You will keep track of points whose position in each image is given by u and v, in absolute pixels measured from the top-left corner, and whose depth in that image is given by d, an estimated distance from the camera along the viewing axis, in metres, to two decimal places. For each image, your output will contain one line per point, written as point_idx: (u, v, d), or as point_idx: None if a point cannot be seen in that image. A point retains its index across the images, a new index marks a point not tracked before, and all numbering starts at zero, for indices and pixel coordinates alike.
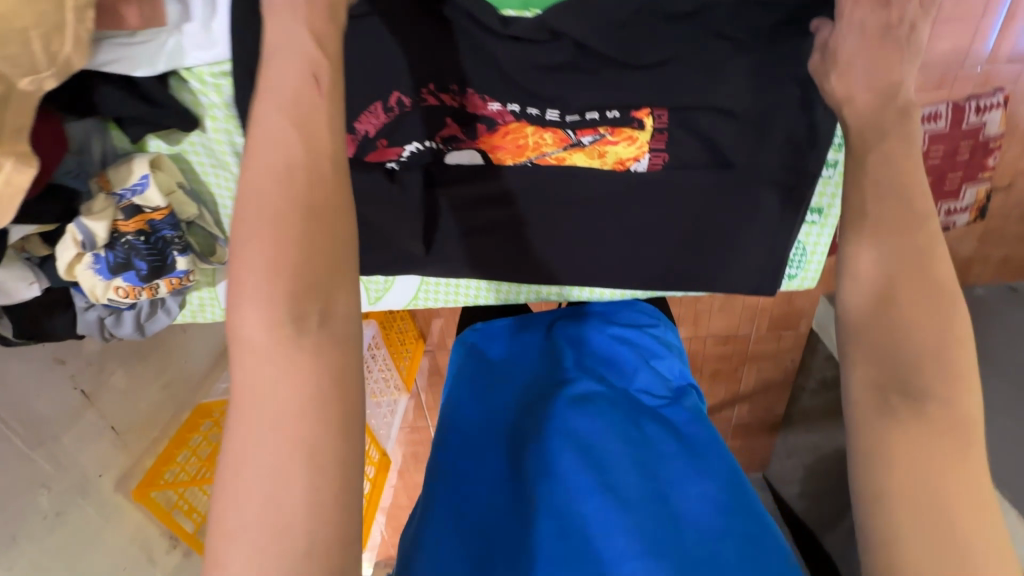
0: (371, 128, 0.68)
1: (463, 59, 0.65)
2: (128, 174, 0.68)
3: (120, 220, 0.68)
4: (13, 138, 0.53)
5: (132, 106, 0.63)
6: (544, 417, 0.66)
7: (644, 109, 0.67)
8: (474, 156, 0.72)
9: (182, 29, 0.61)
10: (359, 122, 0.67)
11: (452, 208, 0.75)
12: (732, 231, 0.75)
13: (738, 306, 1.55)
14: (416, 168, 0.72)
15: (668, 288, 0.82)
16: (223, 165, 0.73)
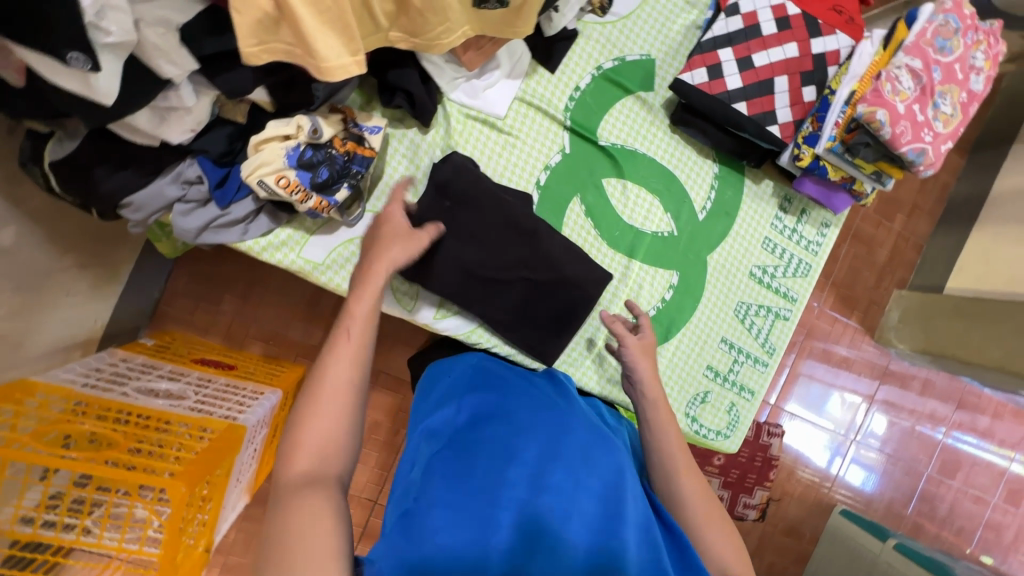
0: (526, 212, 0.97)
1: (601, 195, 1.01)
2: (367, 119, 0.86)
3: (340, 138, 0.81)
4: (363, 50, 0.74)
5: (416, 85, 0.86)
6: (565, 431, 0.75)
7: (671, 274, 1.05)
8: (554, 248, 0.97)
9: (469, 80, 0.91)
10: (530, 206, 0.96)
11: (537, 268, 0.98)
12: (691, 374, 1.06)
13: None
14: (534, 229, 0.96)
15: None
16: (409, 158, 0.93)
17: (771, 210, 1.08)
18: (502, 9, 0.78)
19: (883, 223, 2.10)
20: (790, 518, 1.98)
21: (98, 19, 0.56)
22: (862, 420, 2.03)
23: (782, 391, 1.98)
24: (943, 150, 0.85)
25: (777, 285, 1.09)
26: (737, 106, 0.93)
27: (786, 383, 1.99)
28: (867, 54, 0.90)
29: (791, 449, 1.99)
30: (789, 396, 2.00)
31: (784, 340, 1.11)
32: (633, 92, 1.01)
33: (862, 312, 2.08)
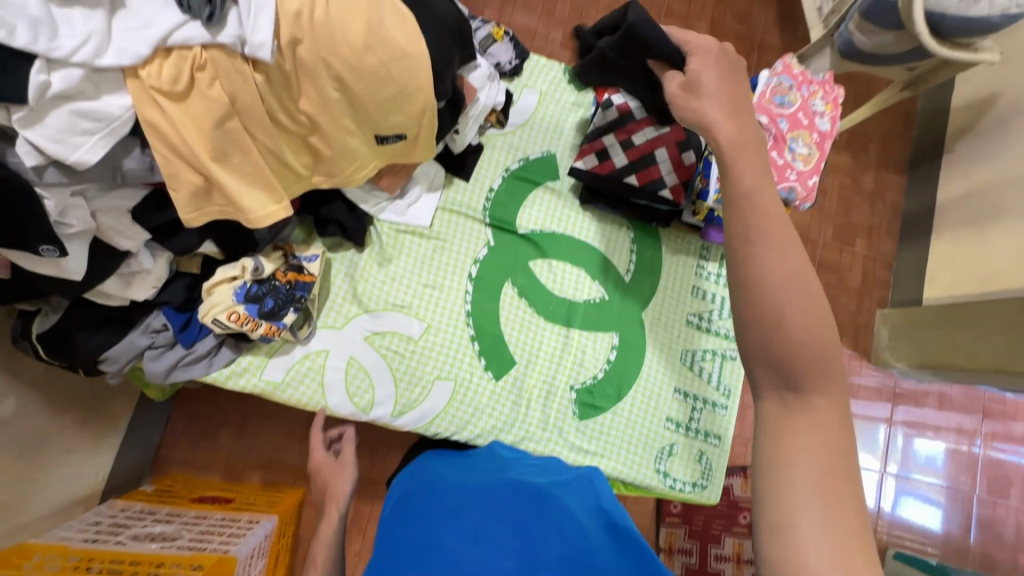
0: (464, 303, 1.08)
1: (530, 275, 1.11)
2: (306, 250, 0.99)
3: (281, 270, 0.94)
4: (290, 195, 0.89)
5: (345, 215, 1.00)
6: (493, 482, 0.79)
7: (610, 334, 1.12)
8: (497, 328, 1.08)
9: (393, 201, 1.05)
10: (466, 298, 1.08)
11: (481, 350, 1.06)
12: (651, 428, 1.09)
13: None
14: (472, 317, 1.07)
15: (607, 463, 1.06)
16: (351, 275, 1.05)
17: (692, 260, 1.17)
18: (401, 141, 0.93)
19: (844, 249, 2.14)
20: None
21: (62, 217, 0.70)
22: (887, 438, 1.94)
23: None
24: (812, 183, 0.95)
25: (717, 328, 1.14)
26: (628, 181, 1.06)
27: None
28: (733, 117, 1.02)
29: None
30: None
31: (737, 379, 1.14)
32: (541, 184, 1.14)
33: (850, 338, 2.07)
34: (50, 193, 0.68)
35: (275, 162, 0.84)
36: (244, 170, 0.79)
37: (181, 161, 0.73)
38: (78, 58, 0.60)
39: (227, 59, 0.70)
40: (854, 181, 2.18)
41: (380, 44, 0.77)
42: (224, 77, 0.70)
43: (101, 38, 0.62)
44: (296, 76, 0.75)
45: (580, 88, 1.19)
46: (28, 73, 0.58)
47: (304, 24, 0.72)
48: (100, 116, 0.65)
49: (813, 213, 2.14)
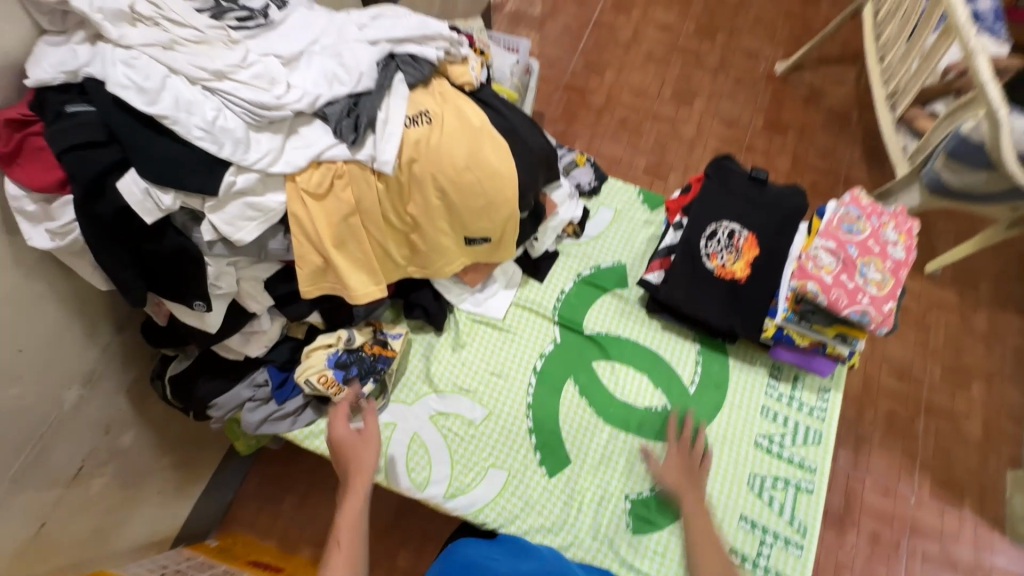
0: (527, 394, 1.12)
1: (591, 375, 1.15)
2: (392, 328, 1.13)
3: (369, 343, 1.07)
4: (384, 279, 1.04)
5: (430, 301, 1.13)
6: None
7: (670, 445, 1.09)
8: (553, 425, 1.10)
9: (473, 293, 1.18)
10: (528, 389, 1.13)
11: (537, 442, 1.09)
12: None
13: None
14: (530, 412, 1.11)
15: None
16: (426, 355, 1.15)
17: (762, 378, 1.14)
18: (486, 243, 1.07)
19: (959, 393, 1.87)
20: None
21: (215, 281, 0.89)
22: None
23: None
24: (888, 309, 0.94)
25: (788, 454, 1.07)
26: (699, 278, 1.10)
27: None
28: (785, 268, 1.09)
29: None
30: None
31: (815, 517, 1.03)
32: (609, 290, 1.22)
33: (975, 500, 1.75)
34: (212, 262, 0.87)
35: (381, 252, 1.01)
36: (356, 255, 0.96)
37: (309, 245, 0.91)
38: (257, 166, 0.81)
39: (360, 171, 0.90)
40: (965, 319, 1.95)
41: (478, 165, 0.94)
42: (355, 185, 0.90)
43: (276, 155, 0.83)
44: (408, 186, 0.94)
45: (652, 208, 1.30)
46: (223, 175, 0.80)
47: (422, 149, 0.91)
48: (262, 208, 0.85)
49: (915, 348, 1.92)
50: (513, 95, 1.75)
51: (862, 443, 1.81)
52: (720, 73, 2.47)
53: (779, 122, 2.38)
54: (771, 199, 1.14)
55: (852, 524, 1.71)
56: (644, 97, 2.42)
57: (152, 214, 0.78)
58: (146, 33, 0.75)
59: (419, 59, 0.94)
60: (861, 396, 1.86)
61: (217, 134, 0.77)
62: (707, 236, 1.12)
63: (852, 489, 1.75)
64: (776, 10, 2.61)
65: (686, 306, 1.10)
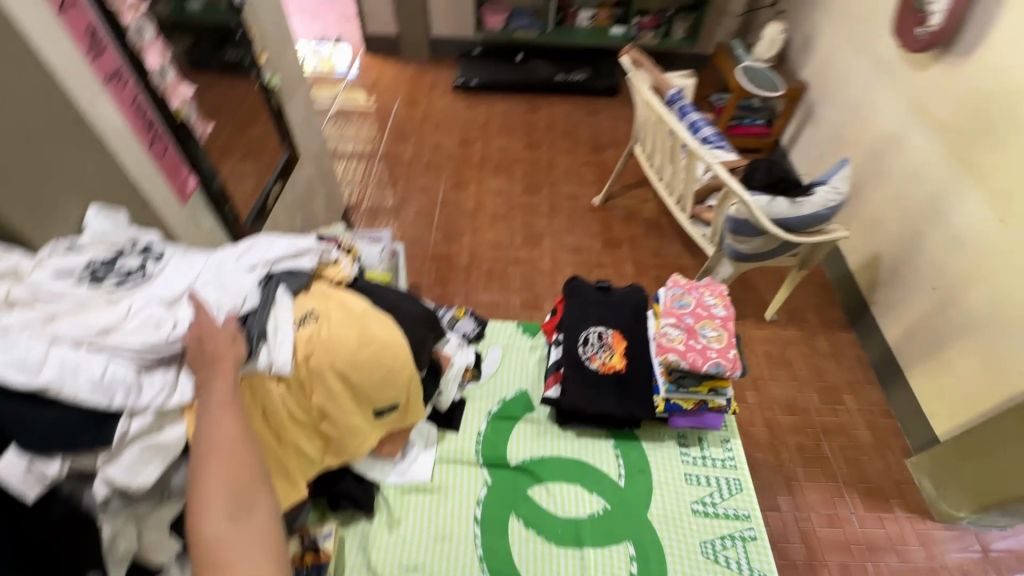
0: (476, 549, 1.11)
1: (530, 504, 1.17)
2: (321, 529, 1.07)
3: (299, 555, 1.02)
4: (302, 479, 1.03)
5: (355, 486, 1.12)
6: None
7: (623, 544, 1.12)
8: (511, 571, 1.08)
9: (396, 464, 1.19)
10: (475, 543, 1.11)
11: None
12: None
13: None
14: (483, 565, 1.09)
15: None
16: (363, 547, 1.10)
17: (674, 450, 1.26)
18: (395, 411, 1.13)
19: (838, 407, 2.15)
20: None
21: (112, 543, 0.82)
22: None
23: None
24: (733, 355, 1.16)
25: (723, 510, 1.16)
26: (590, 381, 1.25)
27: None
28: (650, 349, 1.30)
29: None
30: None
31: (769, 560, 1.10)
32: (520, 417, 1.31)
33: (898, 497, 1.93)
34: (108, 521, 0.82)
35: (294, 453, 1.02)
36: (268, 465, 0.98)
37: None
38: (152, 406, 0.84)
39: (258, 381, 0.95)
40: (812, 346, 2.33)
41: (369, 342, 1.04)
42: (255, 396, 0.95)
43: (171, 390, 0.86)
44: (309, 381, 1.00)
45: (533, 334, 1.49)
46: (117, 425, 0.80)
47: (315, 344, 1.01)
48: (159, 446, 0.85)
49: (789, 384, 2.22)
50: (387, 276, 1.94)
51: (792, 483, 1.95)
52: (554, 215, 2.99)
53: (612, 239, 2.88)
54: (619, 298, 1.39)
55: (822, 566, 1.77)
56: (502, 248, 2.80)
57: (33, 489, 0.72)
58: (22, 316, 0.80)
59: (295, 271, 1.08)
60: (771, 440, 2.06)
61: (109, 388, 0.80)
62: (582, 343, 1.31)
63: (805, 530, 1.84)
64: (577, 161, 3.31)
65: (590, 408, 1.22)
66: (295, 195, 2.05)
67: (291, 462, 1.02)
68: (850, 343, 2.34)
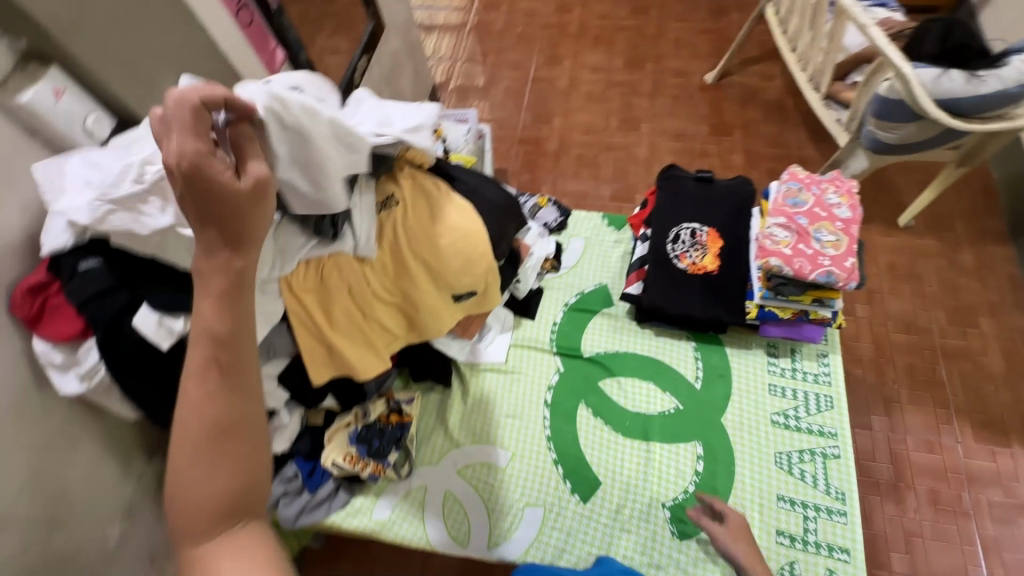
0: (545, 428, 1.16)
1: (599, 395, 1.19)
2: (404, 395, 1.19)
3: (384, 414, 1.14)
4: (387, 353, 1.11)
5: (434, 360, 1.19)
6: None
7: (690, 443, 1.12)
8: (575, 453, 1.13)
9: (475, 345, 1.24)
10: (543, 423, 1.17)
11: (563, 469, 1.12)
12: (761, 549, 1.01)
13: None
14: (551, 442, 1.14)
15: None
16: (443, 412, 1.20)
17: (761, 358, 1.18)
18: (474, 296, 1.13)
19: (970, 331, 1.87)
20: None
21: None
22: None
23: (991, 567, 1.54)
24: (850, 264, 1.00)
25: (805, 425, 1.10)
26: (676, 281, 1.17)
27: (988, 554, 1.57)
28: (750, 250, 1.17)
29: None
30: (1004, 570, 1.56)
31: (850, 479, 1.04)
32: (599, 310, 1.29)
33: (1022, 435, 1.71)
34: None
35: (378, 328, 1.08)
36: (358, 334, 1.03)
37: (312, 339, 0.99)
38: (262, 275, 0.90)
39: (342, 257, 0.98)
40: (952, 261, 1.99)
41: (449, 231, 1.03)
42: (340, 275, 0.98)
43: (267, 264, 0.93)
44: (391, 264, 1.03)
45: (618, 228, 1.40)
46: None
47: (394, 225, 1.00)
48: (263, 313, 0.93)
49: (913, 300, 1.94)
50: (471, 158, 1.88)
51: (892, 404, 1.79)
52: (657, 96, 2.66)
53: (723, 124, 2.53)
54: (722, 192, 1.23)
55: (908, 488, 1.67)
56: (595, 133, 2.58)
57: (166, 340, 0.85)
58: None
59: None
60: (876, 358, 1.87)
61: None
62: (671, 240, 1.20)
63: (897, 452, 1.72)
64: (692, 30, 2.84)
65: (672, 308, 1.16)
66: (382, 70, 1.98)
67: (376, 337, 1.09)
68: (1005, 262, 1.97)
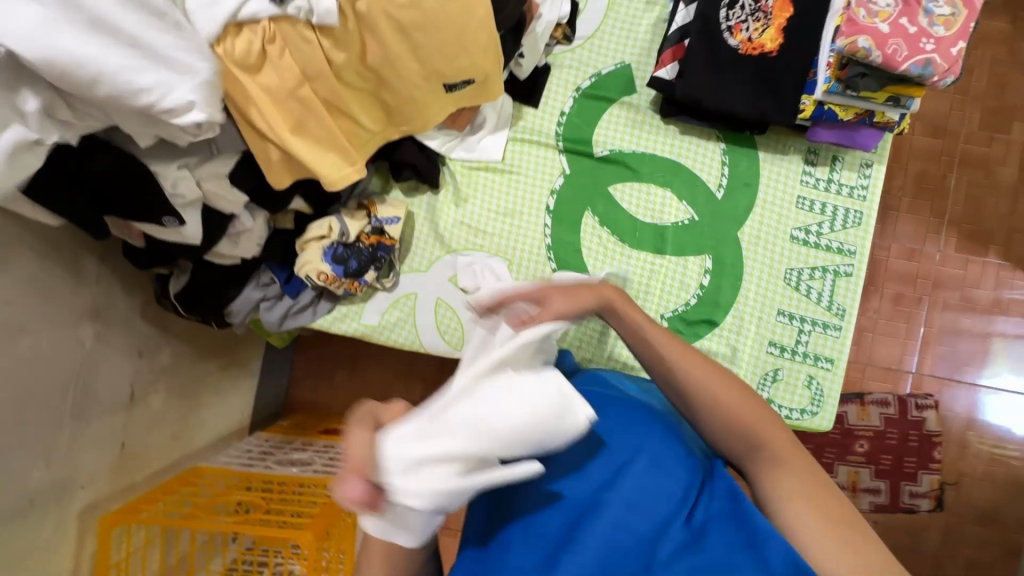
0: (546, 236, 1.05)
1: (606, 202, 1.05)
2: (386, 212, 1.02)
3: (366, 234, 0.98)
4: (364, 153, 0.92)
5: (417, 157, 1.01)
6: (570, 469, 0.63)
7: (701, 257, 1.04)
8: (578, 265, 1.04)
9: (465, 139, 1.04)
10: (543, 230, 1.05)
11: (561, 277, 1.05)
12: (749, 359, 1.03)
13: None
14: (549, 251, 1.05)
15: None
16: (433, 217, 1.07)
17: (796, 167, 1.03)
18: (471, 87, 0.91)
19: (996, 138, 1.72)
20: (979, 500, 1.68)
21: (175, 189, 0.79)
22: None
23: (923, 358, 1.71)
24: (956, 53, 0.78)
25: (824, 242, 1.02)
26: (722, 65, 0.93)
27: (926, 345, 1.71)
28: (828, 20, 0.90)
29: (956, 420, 1.70)
30: (935, 359, 1.72)
31: (854, 297, 1.02)
32: (616, 100, 1.05)
33: (1001, 246, 1.71)
34: (162, 170, 0.77)
35: (348, 124, 0.87)
36: (321, 123, 0.82)
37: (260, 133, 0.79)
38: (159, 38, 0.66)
39: (293, 28, 0.74)
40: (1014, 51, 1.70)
41: None
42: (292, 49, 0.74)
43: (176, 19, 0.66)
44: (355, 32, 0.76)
45: None
46: None
47: None
48: None
49: (952, 98, 1.72)
50: None
51: (889, 211, 1.74)
52: None
53: None
54: None
55: (875, 291, 1.73)
56: None
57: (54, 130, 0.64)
58: None
59: None
60: (888, 165, 1.74)
61: None
62: (728, 4, 0.91)
63: (878, 258, 1.73)
64: None
65: (711, 101, 0.94)
66: None
67: (345, 136, 0.88)
68: None
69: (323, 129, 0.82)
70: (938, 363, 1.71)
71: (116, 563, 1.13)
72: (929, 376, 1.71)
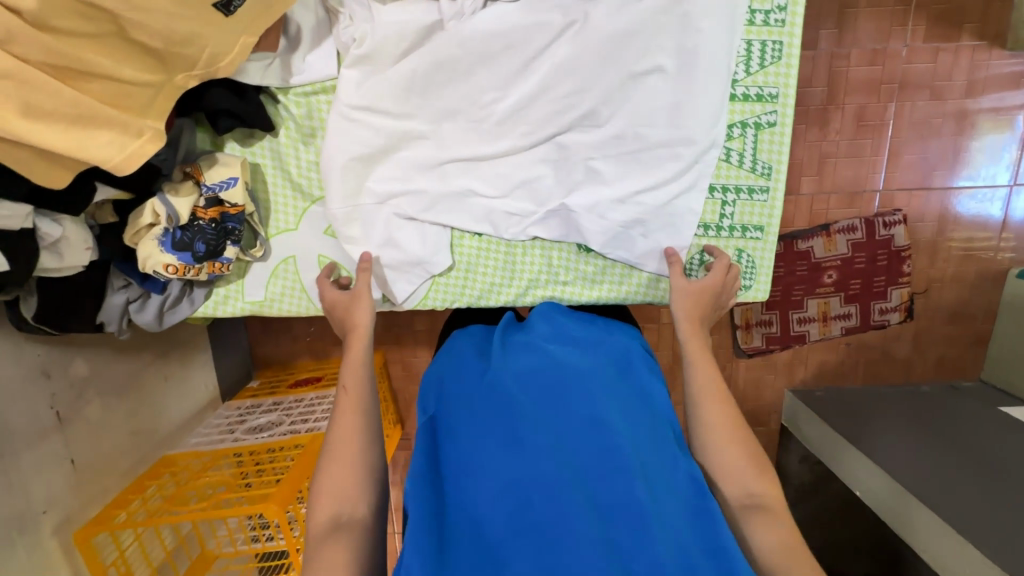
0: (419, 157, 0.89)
1: None
2: (220, 174, 0.85)
3: (201, 207, 0.84)
4: (154, 117, 0.73)
5: (230, 100, 0.81)
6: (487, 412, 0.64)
7: None
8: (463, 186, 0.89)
9: (284, 59, 0.83)
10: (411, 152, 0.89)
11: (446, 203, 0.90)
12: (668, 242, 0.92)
13: (734, 393, 1.72)
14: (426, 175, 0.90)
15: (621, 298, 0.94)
16: (284, 166, 0.91)
17: None
18: None
19: None
20: (951, 304, 1.64)
21: None
22: None
23: (889, 173, 1.56)
24: None
25: (738, 90, 0.86)
26: None
27: (894, 156, 1.55)
28: None
29: (926, 229, 1.60)
30: (904, 170, 1.57)
31: (782, 149, 0.88)
32: None
33: (976, 22, 1.46)
34: None
35: (112, 86, 0.68)
36: (60, 99, 0.63)
37: None
38: None
39: None
40: None
41: None
42: None
43: None
44: None
45: None
46: None
47: None
48: None
49: None
50: None
51: (847, 11, 1.46)
52: None
53: None
54: None
55: (836, 110, 1.53)
56: None
57: None
58: None
59: None
60: None
61: None
62: None
63: (837, 71, 1.50)
64: None
65: None
66: None
67: (114, 103, 0.69)
68: None
69: (70, 102, 0.64)
70: (907, 174, 1.56)
71: (114, 562, 1.21)
72: (896, 190, 1.58)
